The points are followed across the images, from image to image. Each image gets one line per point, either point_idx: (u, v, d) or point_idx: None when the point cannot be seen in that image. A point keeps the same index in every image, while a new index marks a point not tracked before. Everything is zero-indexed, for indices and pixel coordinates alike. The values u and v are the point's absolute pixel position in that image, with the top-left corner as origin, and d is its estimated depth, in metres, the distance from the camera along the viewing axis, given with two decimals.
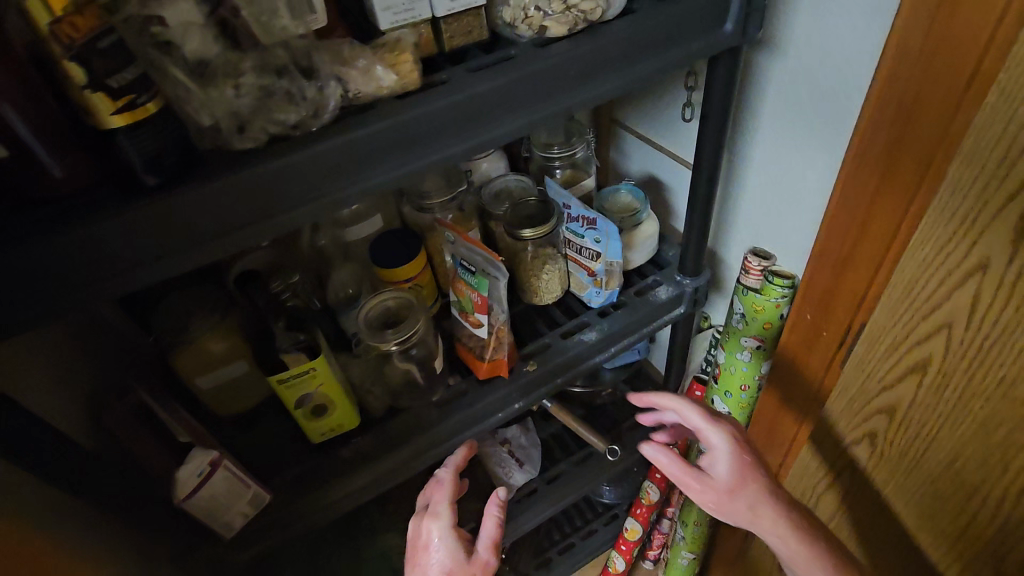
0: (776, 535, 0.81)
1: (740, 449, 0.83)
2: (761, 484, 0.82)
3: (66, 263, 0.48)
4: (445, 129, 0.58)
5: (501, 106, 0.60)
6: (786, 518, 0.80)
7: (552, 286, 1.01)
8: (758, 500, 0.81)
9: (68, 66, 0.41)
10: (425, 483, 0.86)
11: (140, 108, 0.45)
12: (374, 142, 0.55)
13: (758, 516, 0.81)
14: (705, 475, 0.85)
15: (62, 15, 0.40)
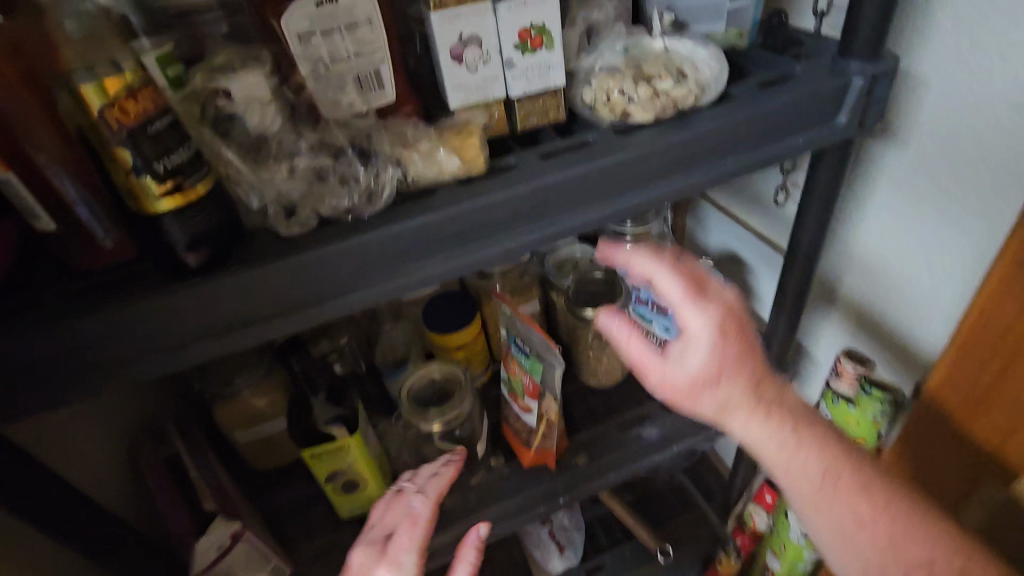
0: (784, 443, 0.59)
1: (726, 337, 0.56)
2: (742, 390, 0.58)
3: (98, 346, 0.45)
4: (507, 219, 0.52)
5: (573, 198, 0.54)
6: (805, 441, 0.59)
7: (613, 370, 0.93)
8: (796, 448, 0.58)
9: (115, 150, 0.39)
10: (384, 512, 0.66)
11: (185, 192, 0.42)
12: (426, 233, 0.50)
13: (760, 430, 0.58)
14: (686, 372, 0.58)
15: (115, 99, 0.38)
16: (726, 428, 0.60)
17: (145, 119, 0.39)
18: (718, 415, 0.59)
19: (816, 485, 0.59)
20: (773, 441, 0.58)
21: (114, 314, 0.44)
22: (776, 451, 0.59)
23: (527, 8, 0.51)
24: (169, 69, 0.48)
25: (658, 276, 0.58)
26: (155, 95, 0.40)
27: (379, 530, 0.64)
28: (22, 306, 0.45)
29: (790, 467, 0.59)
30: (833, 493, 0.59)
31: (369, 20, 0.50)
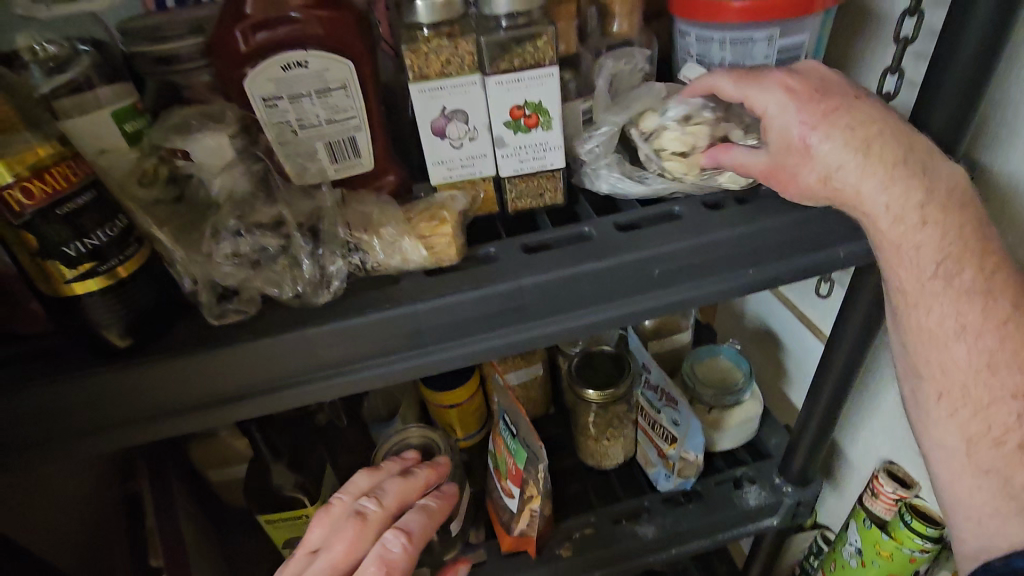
0: (936, 339, 0.48)
1: (807, 86, 0.45)
2: (855, 143, 0.43)
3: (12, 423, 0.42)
4: (476, 322, 0.46)
5: (554, 303, 0.47)
6: (989, 372, 0.47)
7: (614, 452, 0.85)
8: (965, 340, 0.47)
9: (21, 232, 0.35)
10: (338, 530, 0.51)
11: (102, 277, 0.38)
12: (378, 330, 0.44)
13: (916, 257, 0.45)
14: (803, 166, 0.45)
15: (17, 180, 0.34)
16: (891, 242, 0.45)
17: (56, 198, 0.35)
18: (889, 264, 0.47)
19: (984, 434, 0.48)
20: (911, 218, 0.44)
21: (33, 393, 0.41)
22: (914, 289, 0.47)
23: (521, 84, 0.44)
24: (126, 124, 0.44)
25: (760, 100, 0.46)
26: (74, 170, 0.36)
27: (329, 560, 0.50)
28: None
29: (926, 329, 0.48)
30: (987, 460, 0.48)
31: (345, 85, 0.45)
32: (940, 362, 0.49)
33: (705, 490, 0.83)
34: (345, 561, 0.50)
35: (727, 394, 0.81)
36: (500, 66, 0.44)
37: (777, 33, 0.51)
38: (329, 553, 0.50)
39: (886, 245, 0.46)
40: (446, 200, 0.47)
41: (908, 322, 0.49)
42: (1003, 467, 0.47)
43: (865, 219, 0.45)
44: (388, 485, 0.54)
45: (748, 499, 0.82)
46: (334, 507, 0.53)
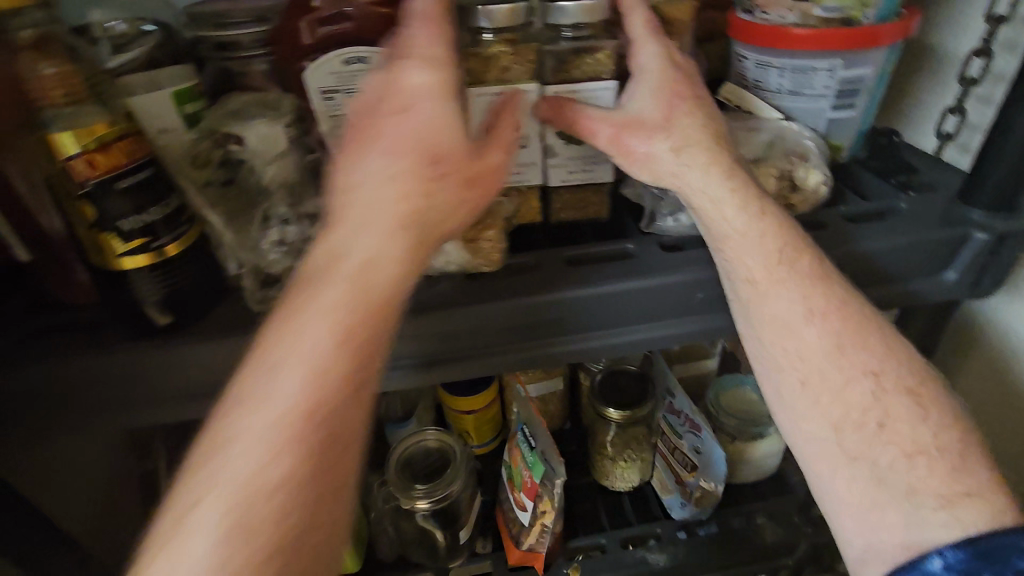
0: (791, 328, 0.44)
1: (673, 75, 0.45)
2: (699, 127, 0.45)
3: (49, 392, 0.42)
4: (513, 330, 0.45)
5: (597, 319, 0.46)
6: (839, 354, 0.44)
7: (630, 475, 0.83)
8: (814, 324, 0.44)
9: (81, 202, 0.35)
10: (361, 141, 0.39)
11: (152, 253, 0.38)
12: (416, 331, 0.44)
13: (759, 246, 0.44)
14: (639, 133, 0.45)
15: (85, 150, 0.34)
16: (721, 239, 0.44)
17: (117, 173, 0.36)
18: (732, 227, 0.44)
19: (850, 419, 0.43)
20: (741, 218, 0.44)
21: (73, 367, 0.42)
22: (764, 278, 0.44)
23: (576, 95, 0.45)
24: (185, 105, 0.45)
25: (640, 56, 0.45)
26: (137, 147, 0.37)
27: (322, 317, 0.36)
28: None
29: (774, 322, 0.45)
30: (856, 445, 0.43)
31: None
32: (769, 343, 0.46)
33: (721, 522, 0.82)
34: (375, 207, 0.37)
35: (751, 426, 0.79)
36: (561, 76, 0.45)
37: (840, 64, 0.50)
38: (342, 274, 0.37)
39: (716, 212, 0.44)
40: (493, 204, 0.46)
41: (767, 312, 0.45)
42: (870, 451, 0.43)
43: (711, 224, 0.45)
44: (412, 79, 0.39)
45: (763, 533, 0.82)
46: (305, 287, 0.37)
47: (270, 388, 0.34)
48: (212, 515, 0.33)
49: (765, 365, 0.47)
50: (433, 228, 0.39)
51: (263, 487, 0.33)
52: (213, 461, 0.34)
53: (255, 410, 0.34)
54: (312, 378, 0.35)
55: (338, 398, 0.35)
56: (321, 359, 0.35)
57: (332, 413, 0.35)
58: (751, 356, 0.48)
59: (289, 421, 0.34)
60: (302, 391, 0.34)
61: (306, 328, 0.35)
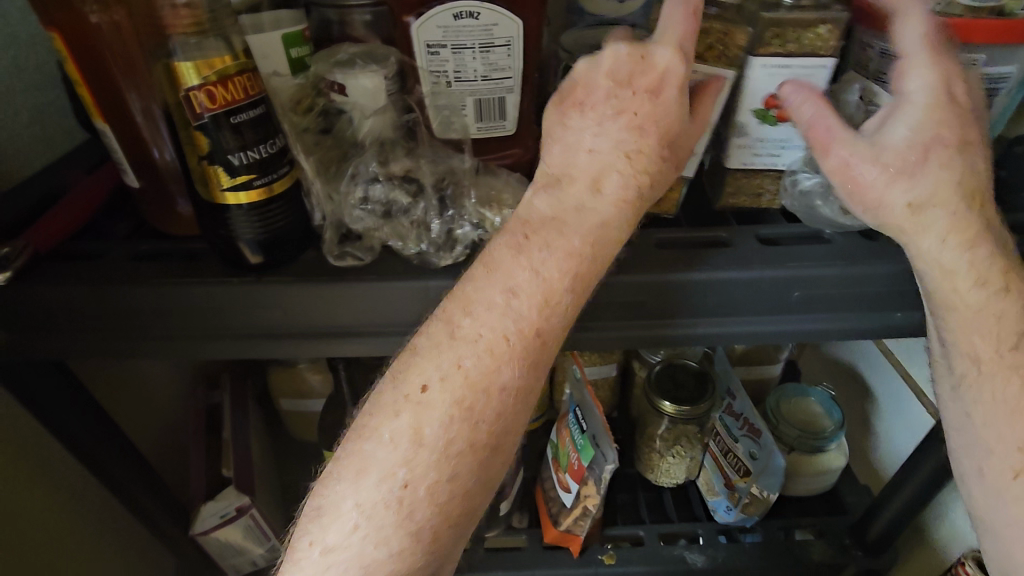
0: (1015, 413, 0.42)
1: (949, 111, 0.40)
2: (955, 184, 0.39)
3: (143, 315, 0.44)
4: (626, 313, 0.45)
5: (725, 305, 0.45)
6: None
7: (676, 471, 0.82)
8: None
9: (195, 133, 0.36)
10: None
11: (256, 191, 0.39)
12: None
13: (991, 325, 0.42)
14: (885, 169, 0.39)
15: (203, 83, 0.35)
16: (950, 294, 0.41)
17: (232, 108, 0.36)
18: (953, 300, 0.42)
19: None
20: (977, 294, 0.41)
21: (169, 292, 0.43)
22: (990, 357, 0.42)
23: (759, 75, 0.43)
24: (293, 49, 0.45)
25: (909, 81, 0.40)
26: (252, 84, 0.37)
27: (541, 290, 0.37)
28: (93, 253, 0.45)
29: (1003, 404, 0.43)
30: None
31: (508, 43, 0.44)
32: (987, 428, 0.44)
33: (766, 532, 0.79)
34: (597, 174, 0.39)
35: (812, 438, 0.76)
36: (768, 48, 0.42)
37: (983, 59, 0.45)
38: (578, 229, 0.38)
39: (942, 278, 0.41)
40: None
41: (978, 388, 0.44)
42: None
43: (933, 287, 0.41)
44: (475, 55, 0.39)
45: (811, 551, 0.78)
46: (507, 237, 0.38)
47: (474, 340, 0.36)
48: (396, 460, 0.36)
49: (968, 447, 0.45)
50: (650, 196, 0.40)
51: (444, 449, 0.36)
52: (413, 417, 0.36)
53: (439, 359, 0.37)
54: (524, 357, 0.37)
55: (545, 355, 0.38)
56: (536, 318, 0.37)
57: (524, 386, 0.38)
58: (954, 430, 0.47)
59: (504, 403, 0.37)
60: (518, 375, 0.37)
61: (523, 302, 0.37)
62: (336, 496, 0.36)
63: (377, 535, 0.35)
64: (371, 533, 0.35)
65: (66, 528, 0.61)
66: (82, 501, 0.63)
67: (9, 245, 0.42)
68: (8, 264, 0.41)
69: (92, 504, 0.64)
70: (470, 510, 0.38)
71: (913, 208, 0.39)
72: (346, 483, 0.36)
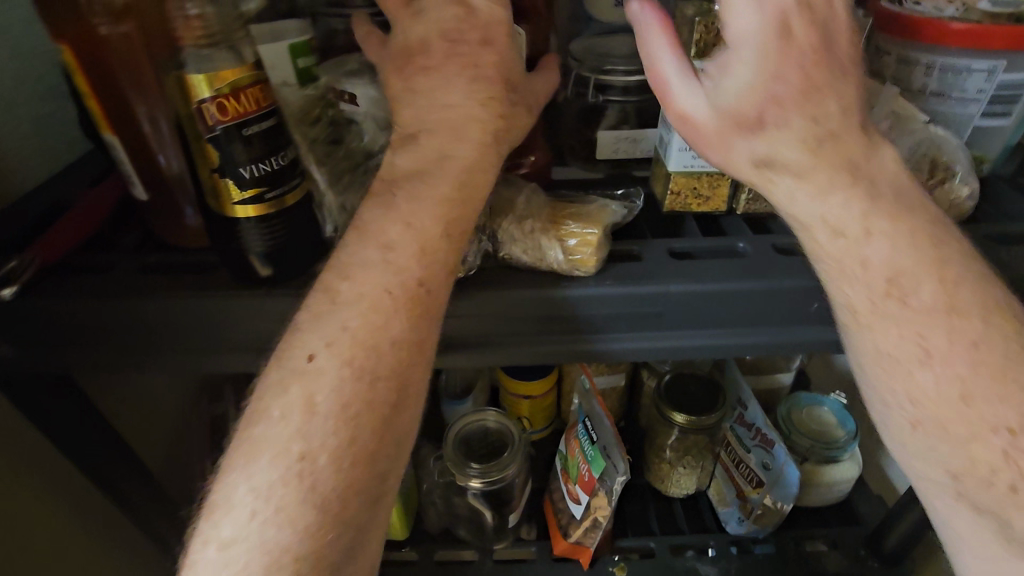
0: (895, 365, 0.38)
1: (792, 46, 0.34)
2: (803, 142, 0.35)
3: (150, 329, 0.43)
4: (510, 330, 0.43)
5: (612, 321, 0.43)
6: (969, 402, 0.36)
7: (685, 481, 0.81)
8: (933, 367, 0.37)
9: (207, 145, 0.35)
10: None
11: (267, 204, 0.38)
12: (509, 309, 0.42)
13: (862, 275, 0.37)
14: (728, 126, 0.36)
15: (215, 95, 0.34)
16: (834, 258, 0.38)
17: (245, 119, 0.36)
18: (848, 300, 0.38)
19: (974, 476, 0.37)
20: (838, 245, 0.37)
21: (179, 306, 0.42)
22: (866, 309, 0.38)
23: None
24: (298, 59, 0.44)
25: (739, 18, 0.35)
26: (264, 95, 0.36)
27: (416, 240, 0.37)
28: (101, 265, 0.44)
29: (885, 357, 0.38)
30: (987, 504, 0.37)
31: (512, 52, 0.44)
32: (908, 430, 0.39)
33: (779, 544, 0.78)
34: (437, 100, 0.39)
35: (825, 448, 0.75)
36: None
37: (1001, 66, 0.46)
38: (444, 176, 0.38)
39: (834, 273, 0.38)
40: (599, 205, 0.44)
41: (898, 394, 0.38)
42: (1006, 511, 0.36)
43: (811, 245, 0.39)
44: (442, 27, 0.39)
45: (825, 562, 0.77)
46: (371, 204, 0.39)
47: (354, 299, 0.36)
48: (291, 435, 0.34)
49: (911, 458, 0.40)
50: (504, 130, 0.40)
51: (340, 412, 0.35)
52: (303, 388, 0.35)
53: (320, 327, 0.36)
54: (399, 307, 0.36)
55: (433, 307, 0.37)
56: (402, 263, 0.37)
57: (415, 340, 0.37)
58: (890, 441, 0.41)
59: (398, 357, 0.36)
60: (408, 328, 0.36)
61: (395, 253, 0.37)
62: (228, 489, 0.34)
63: (278, 517, 0.33)
64: (270, 518, 0.33)
65: (69, 543, 0.60)
66: (85, 517, 0.62)
67: (15, 260, 0.41)
68: (12, 279, 0.41)
69: (96, 518, 0.63)
70: (378, 481, 0.36)
71: (767, 164, 0.36)
72: (238, 471, 0.34)
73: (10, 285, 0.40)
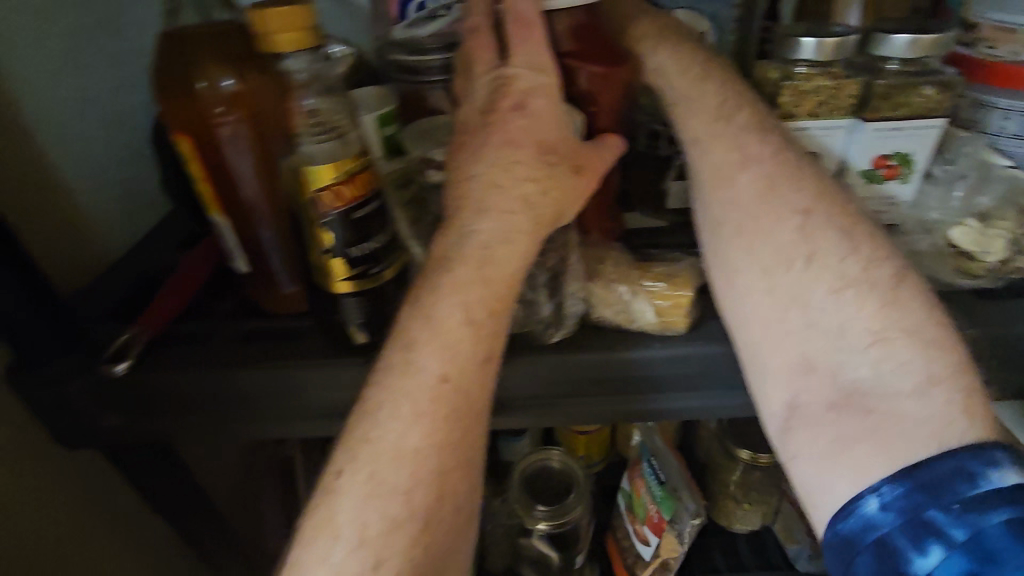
0: (724, 179, 0.43)
1: None
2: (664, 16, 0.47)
3: (249, 397, 0.44)
4: (548, 392, 0.44)
5: (679, 380, 0.44)
6: (776, 199, 0.42)
7: (751, 517, 0.79)
8: (749, 172, 0.42)
9: (321, 228, 0.37)
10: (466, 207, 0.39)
11: (370, 279, 0.40)
12: (590, 370, 0.43)
13: (701, 104, 0.44)
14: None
15: (332, 183, 0.36)
16: (678, 98, 0.44)
17: (357, 203, 0.37)
18: (690, 129, 0.44)
19: (782, 263, 0.41)
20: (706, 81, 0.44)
21: (279, 374, 0.43)
22: (704, 131, 0.43)
23: (807, 132, 0.43)
24: (386, 128, 0.47)
25: None
26: (372, 179, 0.38)
27: (439, 341, 0.37)
28: (198, 335, 0.46)
29: (714, 174, 0.43)
30: (798, 296, 0.41)
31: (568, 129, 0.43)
32: (753, 262, 0.42)
33: None
34: (507, 174, 0.39)
35: None
36: (876, 111, 0.42)
37: None
38: (462, 260, 0.38)
39: (678, 106, 0.44)
40: (687, 266, 0.45)
41: (724, 203, 0.43)
42: (829, 303, 0.40)
43: (690, 107, 0.44)
44: (533, 105, 0.40)
45: None
46: (410, 310, 0.38)
47: (376, 410, 0.36)
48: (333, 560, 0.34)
49: (735, 276, 0.43)
50: (545, 212, 0.40)
51: (381, 530, 0.34)
52: (330, 510, 0.35)
53: (353, 453, 0.36)
54: (436, 410, 0.36)
55: (461, 401, 0.37)
56: (441, 369, 0.37)
57: (446, 441, 0.36)
58: (714, 264, 0.44)
59: (428, 458, 0.36)
60: (432, 430, 0.36)
61: (426, 360, 0.37)
62: None
63: None
64: None
65: None
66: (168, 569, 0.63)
67: (125, 335, 0.44)
68: (125, 354, 0.43)
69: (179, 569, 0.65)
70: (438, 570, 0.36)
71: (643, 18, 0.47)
72: None
73: (123, 360, 0.43)
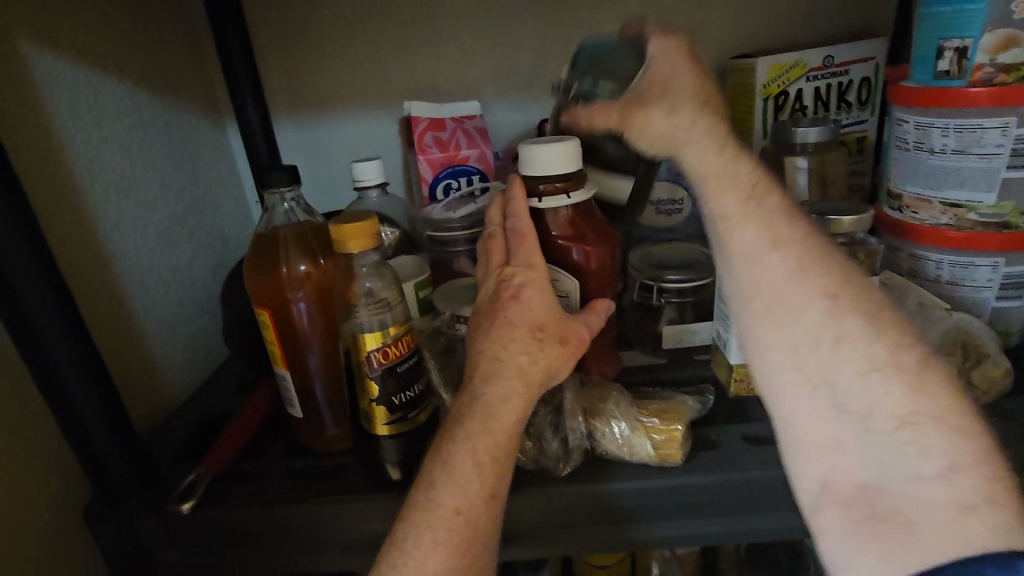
0: (753, 259, 0.48)
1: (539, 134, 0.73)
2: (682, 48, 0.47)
3: (292, 532, 0.49)
4: (554, 522, 0.49)
5: (646, 511, 0.49)
6: (805, 281, 0.47)
7: None
8: (779, 253, 0.47)
9: (369, 380, 0.46)
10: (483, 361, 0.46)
11: (406, 421, 0.48)
12: (584, 501, 0.48)
13: (734, 182, 0.48)
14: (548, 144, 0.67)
15: (383, 345, 0.46)
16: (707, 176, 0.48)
17: (398, 360, 0.47)
18: (724, 208, 0.48)
19: (809, 340, 0.46)
20: (735, 164, 0.48)
21: (320, 510, 0.48)
22: (736, 211, 0.48)
23: None
24: (421, 292, 0.57)
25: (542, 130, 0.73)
26: (411, 340, 0.48)
27: (456, 484, 0.42)
28: (254, 475, 0.52)
29: (744, 252, 0.48)
30: (825, 373, 0.46)
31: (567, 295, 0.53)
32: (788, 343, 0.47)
33: None
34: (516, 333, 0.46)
35: None
36: None
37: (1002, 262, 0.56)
38: (472, 415, 0.44)
39: (715, 185, 0.48)
40: (680, 401, 0.52)
41: (751, 280, 0.48)
42: (861, 388, 0.45)
43: (718, 190, 0.48)
44: (526, 295, 0.48)
45: None
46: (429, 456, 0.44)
47: (402, 538, 0.40)
48: None
49: (764, 351, 0.48)
50: (537, 372, 0.46)
51: None
52: None
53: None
54: (449, 540, 0.40)
55: (472, 533, 0.41)
56: (453, 504, 0.41)
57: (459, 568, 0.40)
58: (747, 340, 0.49)
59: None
60: (445, 559, 0.39)
61: (441, 497, 0.41)
62: None
63: None
64: None
65: None
66: None
67: (192, 475, 0.51)
68: (189, 494, 0.49)
69: None
70: None
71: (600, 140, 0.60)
72: None
73: (189, 500, 0.49)
